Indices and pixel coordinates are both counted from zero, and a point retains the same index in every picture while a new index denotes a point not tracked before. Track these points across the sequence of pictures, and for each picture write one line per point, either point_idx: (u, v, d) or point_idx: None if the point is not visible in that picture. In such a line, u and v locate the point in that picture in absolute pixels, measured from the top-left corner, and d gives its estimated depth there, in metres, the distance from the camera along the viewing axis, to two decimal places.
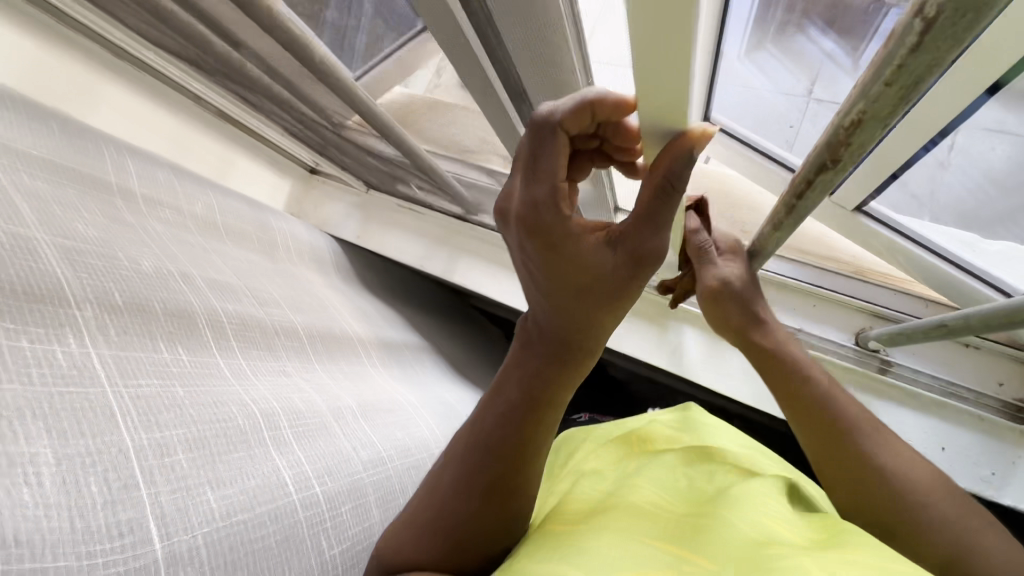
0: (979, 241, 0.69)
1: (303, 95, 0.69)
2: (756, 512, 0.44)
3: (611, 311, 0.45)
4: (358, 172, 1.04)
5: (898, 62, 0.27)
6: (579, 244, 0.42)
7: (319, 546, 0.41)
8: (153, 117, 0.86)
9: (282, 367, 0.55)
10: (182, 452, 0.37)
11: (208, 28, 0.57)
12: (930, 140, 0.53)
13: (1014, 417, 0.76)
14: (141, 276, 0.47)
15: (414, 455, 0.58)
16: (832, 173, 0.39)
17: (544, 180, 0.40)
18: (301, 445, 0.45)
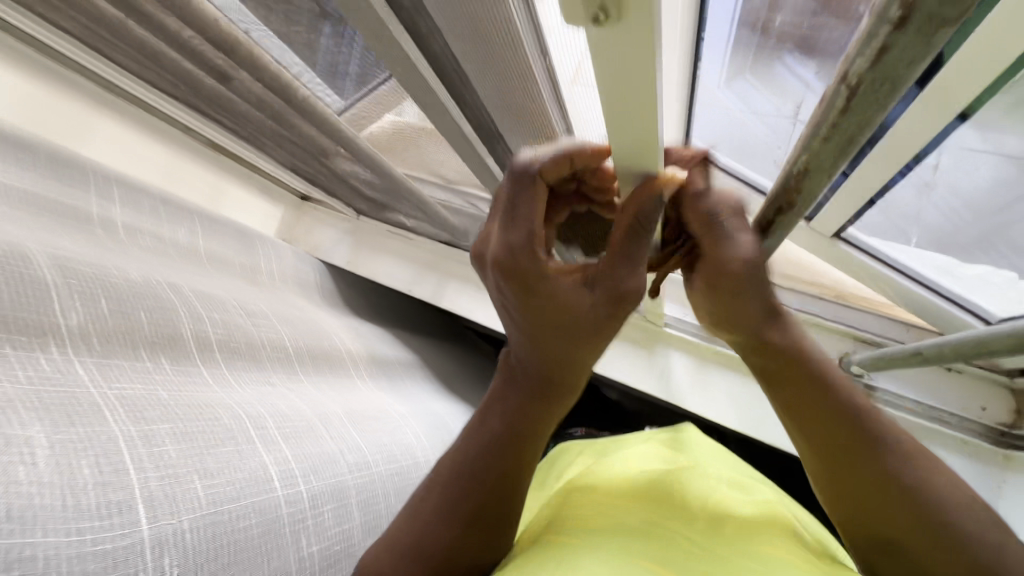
0: (956, 266, 0.70)
1: (288, 127, 0.72)
2: (754, 544, 0.44)
3: (588, 346, 0.48)
4: (348, 200, 1.08)
5: (832, 121, 0.31)
6: (553, 281, 0.45)
7: (299, 542, 0.42)
8: (148, 150, 0.90)
9: (268, 379, 0.56)
10: (170, 443, 0.38)
11: (197, 66, 0.61)
12: (907, 164, 0.55)
13: (998, 441, 0.77)
14: (129, 284, 0.49)
15: (397, 459, 0.59)
16: (787, 220, 0.43)
17: (519, 225, 0.44)
18: (290, 444, 0.46)
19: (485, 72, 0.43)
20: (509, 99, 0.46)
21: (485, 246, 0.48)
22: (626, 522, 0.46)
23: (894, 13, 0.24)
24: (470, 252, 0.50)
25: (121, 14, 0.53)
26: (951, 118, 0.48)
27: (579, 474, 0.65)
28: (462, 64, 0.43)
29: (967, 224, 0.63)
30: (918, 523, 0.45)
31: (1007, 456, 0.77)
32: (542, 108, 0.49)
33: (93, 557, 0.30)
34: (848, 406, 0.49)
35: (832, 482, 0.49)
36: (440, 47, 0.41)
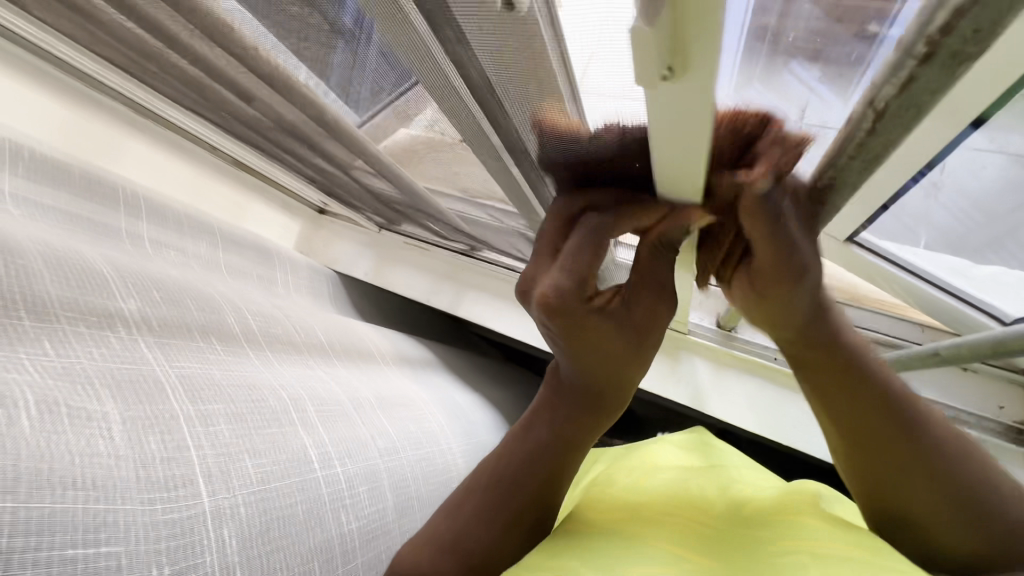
0: (969, 267, 0.71)
1: (311, 143, 0.75)
2: (788, 519, 0.46)
3: (628, 363, 0.53)
4: (365, 212, 1.11)
5: (859, 139, 0.31)
6: (596, 317, 0.50)
7: (339, 518, 0.44)
8: (172, 167, 0.94)
9: (306, 361, 0.59)
10: (224, 422, 0.40)
11: (225, 89, 0.64)
12: (920, 170, 0.57)
13: (1017, 439, 0.77)
14: (174, 283, 0.52)
15: (425, 447, 0.61)
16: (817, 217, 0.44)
17: (571, 271, 0.49)
18: (325, 427, 0.48)
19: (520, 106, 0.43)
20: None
21: (530, 282, 0.52)
22: (652, 512, 0.49)
23: (919, 49, 0.24)
24: (517, 286, 0.53)
25: (158, 43, 0.56)
26: (963, 126, 0.49)
27: (604, 468, 0.69)
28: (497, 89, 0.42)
29: (978, 229, 0.64)
30: (944, 508, 0.48)
31: None
32: None
33: (165, 523, 0.32)
34: (891, 401, 0.51)
35: (862, 468, 0.52)
36: (480, 73, 0.41)
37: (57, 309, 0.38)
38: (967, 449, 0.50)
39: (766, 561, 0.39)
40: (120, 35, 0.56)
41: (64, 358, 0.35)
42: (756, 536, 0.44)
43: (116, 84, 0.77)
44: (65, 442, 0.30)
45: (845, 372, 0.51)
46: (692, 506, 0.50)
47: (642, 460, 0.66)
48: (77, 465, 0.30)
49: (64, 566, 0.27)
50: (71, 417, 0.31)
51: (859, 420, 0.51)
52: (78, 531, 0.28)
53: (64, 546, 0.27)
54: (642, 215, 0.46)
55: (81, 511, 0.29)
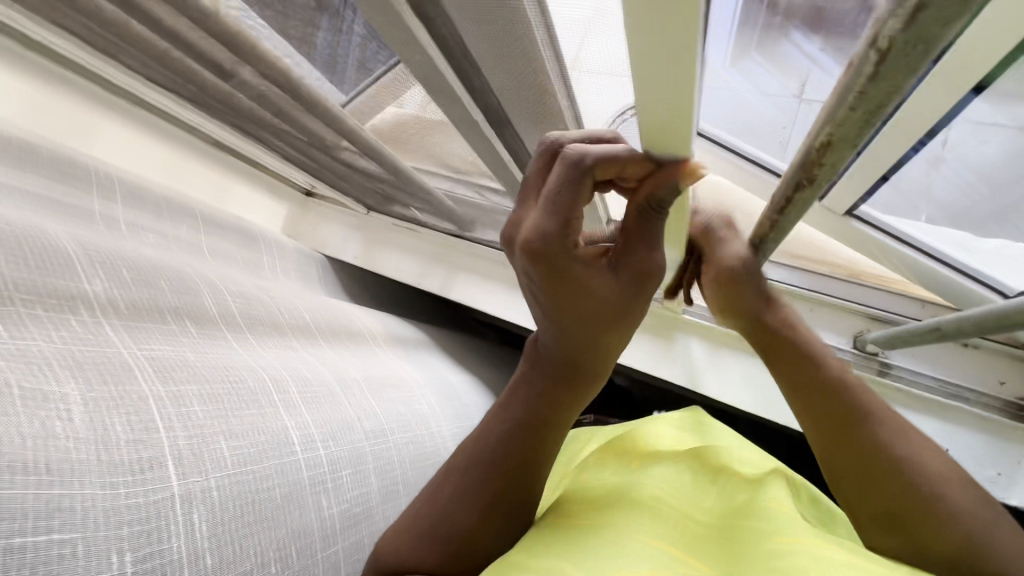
0: (972, 241, 0.69)
1: (290, 123, 0.73)
2: (759, 504, 0.48)
3: (612, 331, 0.48)
4: (353, 194, 1.09)
5: (858, 89, 0.27)
6: (581, 271, 0.45)
7: (318, 503, 0.43)
8: (150, 149, 0.91)
9: (290, 344, 0.58)
10: (197, 404, 0.39)
11: (197, 64, 0.62)
12: (919, 140, 0.55)
13: (1015, 415, 0.77)
14: (148, 261, 0.51)
15: (412, 428, 0.60)
16: (809, 192, 0.39)
17: (554, 212, 0.43)
18: (309, 409, 0.48)
19: (502, 66, 0.45)
20: (518, 91, 0.49)
21: (514, 229, 0.47)
22: (641, 499, 0.48)
23: None
24: (502, 234, 0.48)
25: (120, 13, 0.53)
26: (965, 92, 0.47)
27: (589, 456, 0.66)
28: (473, 49, 0.44)
29: (983, 200, 0.62)
30: (916, 514, 0.49)
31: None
32: (552, 94, 0.49)
33: (128, 509, 0.31)
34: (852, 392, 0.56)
35: (834, 455, 0.55)
36: (453, 32, 0.43)
37: (12, 293, 0.36)
38: (929, 457, 0.52)
39: (757, 550, 0.40)
40: (80, 6, 0.53)
41: (17, 339, 0.33)
42: (755, 537, 0.42)
43: (89, 61, 0.75)
44: (17, 425, 0.29)
45: (805, 360, 0.58)
46: (680, 501, 0.49)
47: (624, 445, 0.64)
48: (30, 449, 0.28)
49: (12, 555, 0.26)
50: (25, 398, 0.30)
51: (818, 398, 0.56)
52: (30, 518, 0.27)
53: (12, 534, 0.26)
54: (632, 158, 0.40)
55: (35, 498, 0.27)
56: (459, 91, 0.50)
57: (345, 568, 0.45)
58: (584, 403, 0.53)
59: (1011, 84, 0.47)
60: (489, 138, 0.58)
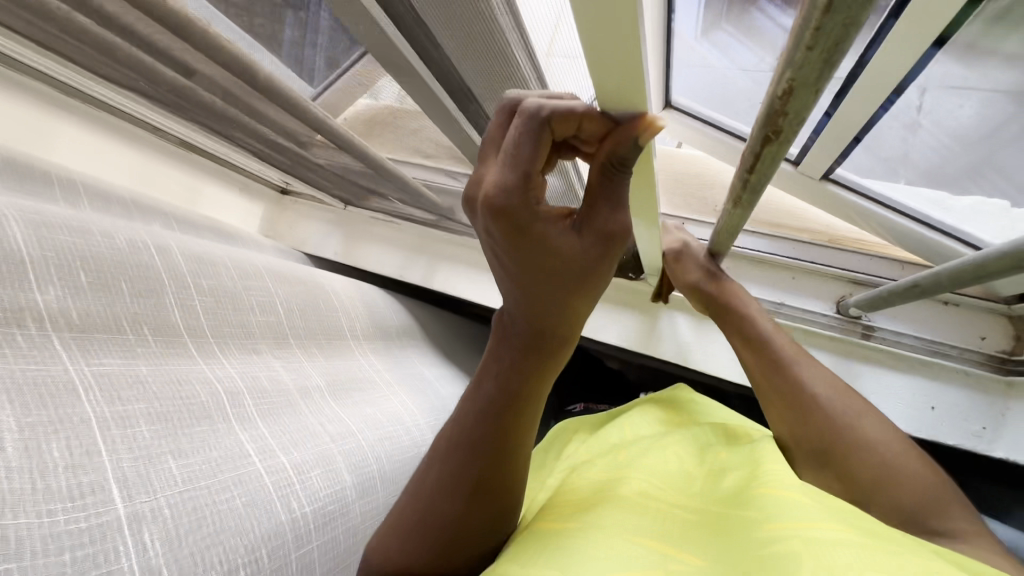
0: (947, 198, 0.69)
1: (256, 116, 0.70)
2: (750, 491, 0.45)
3: (581, 295, 0.45)
4: (330, 189, 1.06)
5: (814, 25, 0.25)
6: (546, 230, 0.41)
7: (287, 505, 0.47)
8: (114, 151, 0.87)
9: (255, 346, 0.62)
10: (143, 424, 0.43)
11: (152, 58, 0.59)
12: (886, 98, 0.54)
13: (1000, 368, 0.77)
14: (113, 249, 0.51)
15: (388, 429, 0.66)
16: (777, 145, 0.37)
17: (513, 166, 0.39)
18: (264, 422, 0.53)
19: (455, 32, 0.43)
20: (481, 57, 0.47)
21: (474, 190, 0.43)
22: (629, 496, 0.47)
23: None
24: (463, 196, 0.44)
25: (65, 6, 0.50)
26: (927, 46, 0.47)
27: (574, 455, 0.66)
28: (425, 18, 0.42)
29: (954, 155, 0.61)
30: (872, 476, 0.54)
31: (1008, 383, 0.77)
32: (512, 57, 0.47)
33: (69, 534, 0.33)
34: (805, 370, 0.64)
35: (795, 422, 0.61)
36: (401, 1, 0.41)
37: None
38: (884, 431, 0.58)
39: (747, 537, 0.39)
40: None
41: None
42: (750, 517, 0.42)
43: (37, 62, 0.70)
44: None
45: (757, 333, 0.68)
46: (667, 491, 0.49)
47: (608, 442, 0.64)
48: None
49: None
50: None
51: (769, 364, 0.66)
52: None
53: None
54: (588, 113, 0.36)
55: None
56: (416, 65, 0.49)
57: (320, 566, 0.48)
58: (557, 370, 0.51)
59: (976, 30, 0.46)
60: (453, 112, 0.57)
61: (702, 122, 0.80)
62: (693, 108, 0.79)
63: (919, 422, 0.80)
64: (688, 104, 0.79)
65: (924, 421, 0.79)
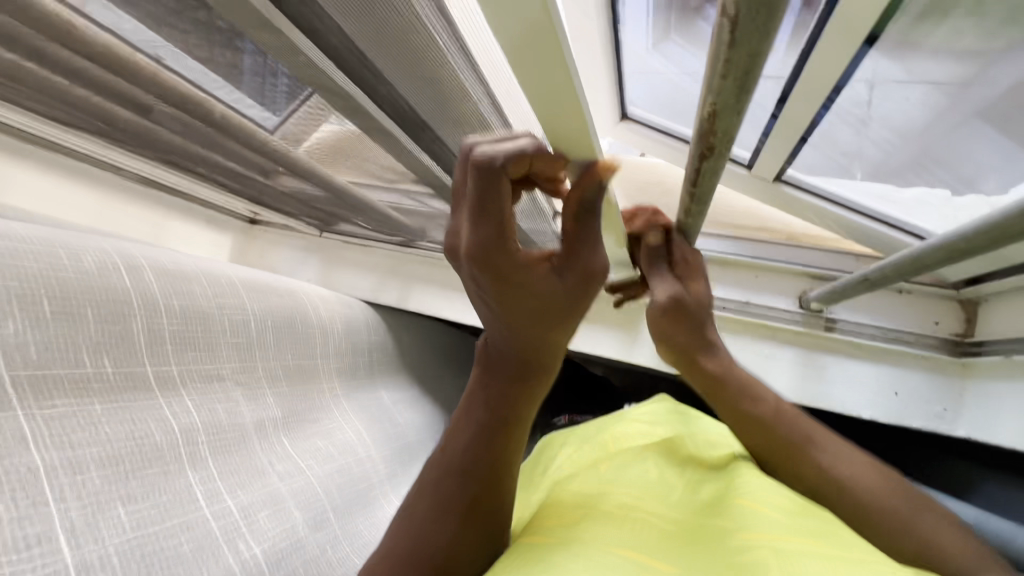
0: (892, 193, 0.73)
1: (217, 149, 0.71)
2: (726, 501, 0.48)
3: (565, 328, 0.48)
4: (297, 216, 1.06)
5: (724, 56, 0.27)
6: (530, 274, 0.44)
7: (236, 549, 0.53)
8: (76, 196, 0.86)
9: (217, 371, 0.63)
10: (94, 469, 0.46)
11: (107, 102, 0.59)
12: (828, 96, 0.57)
13: (956, 351, 0.80)
14: (79, 277, 0.50)
15: (340, 462, 0.72)
16: (713, 161, 0.39)
17: (485, 217, 0.41)
18: (216, 461, 0.57)
19: (401, 66, 0.44)
20: (431, 91, 0.47)
21: (456, 239, 0.45)
22: (613, 510, 0.48)
23: None
24: (443, 247, 0.47)
25: (15, 59, 0.50)
26: (858, 45, 0.50)
27: (561, 468, 0.67)
28: (369, 54, 0.42)
29: (897, 150, 0.64)
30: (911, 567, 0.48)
31: (963, 364, 0.80)
32: (458, 89, 0.48)
33: None
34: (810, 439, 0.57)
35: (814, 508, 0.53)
36: (340, 38, 0.41)
37: None
38: (913, 504, 0.52)
39: (723, 546, 0.41)
40: None
41: None
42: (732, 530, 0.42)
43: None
44: None
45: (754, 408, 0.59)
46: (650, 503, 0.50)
47: (593, 457, 0.66)
48: None
49: None
50: None
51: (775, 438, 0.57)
52: None
53: None
54: (538, 151, 0.38)
55: None
56: (363, 101, 0.50)
57: None
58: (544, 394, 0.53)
59: (901, 32, 0.49)
60: (407, 142, 0.58)
61: (658, 132, 0.83)
62: (649, 118, 0.82)
63: (883, 407, 0.83)
64: (641, 113, 0.82)
65: (889, 406, 0.83)
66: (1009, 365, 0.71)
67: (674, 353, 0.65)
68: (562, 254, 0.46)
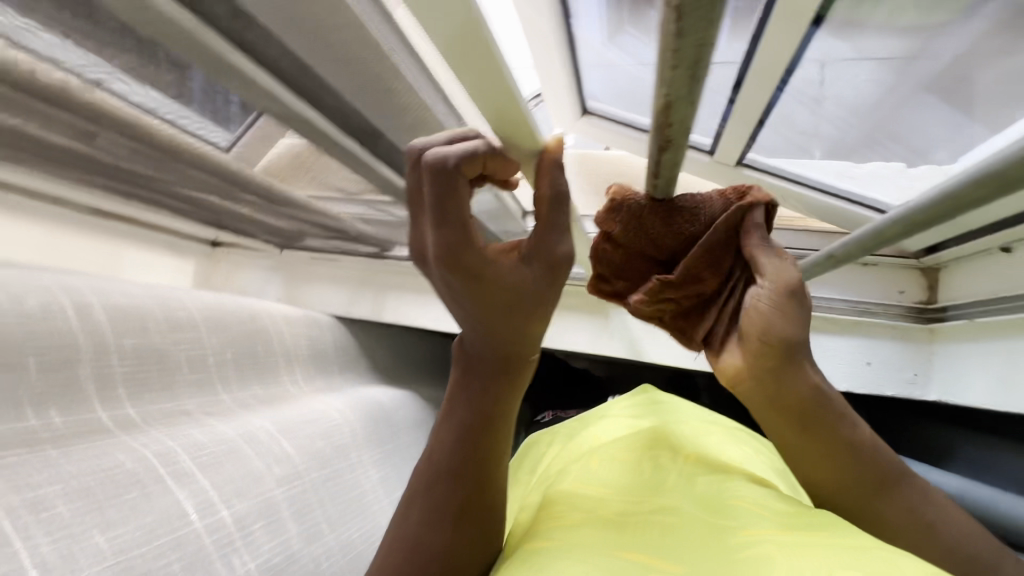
0: (849, 169, 0.75)
1: (167, 172, 0.67)
2: (725, 500, 0.47)
3: (538, 320, 0.47)
4: (261, 235, 1.03)
5: (672, 46, 0.27)
6: (500, 270, 0.43)
7: (229, 563, 0.49)
8: (18, 231, 0.81)
9: (181, 408, 0.61)
10: (61, 503, 0.42)
11: (40, 130, 0.55)
12: (781, 79, 0.58)
13: (918, 317, 0.82)
14: (20, 324, 0.50)
15: (336, 468, 0.69)
16: (672, 152, 0.39)
17: (446, 221, 0.40)
18: (204, 474, 0.53)
19: (349, 74, 0.43)
20: (381, 97, 0.46)
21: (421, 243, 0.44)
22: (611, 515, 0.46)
23: None
24: (411, 253, 0.45)
25: None
26: (806, 26, 0.51)
27: (550, 467, 0.66)
28: (313, 64, 0.41)
29: (851, 128, 0.65)
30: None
31: (930, 330, 0.83)
32: (413, 99, 0.48)
33: None
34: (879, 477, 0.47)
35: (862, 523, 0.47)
36: (279, 49, 0.40)
37: None
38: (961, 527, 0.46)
39: (724, 542, 0.40)
40: None
41: None
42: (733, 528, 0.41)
43: None
44: None
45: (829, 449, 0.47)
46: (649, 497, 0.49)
47: (581, 451, 0.65)
48: None
49: None
50: None
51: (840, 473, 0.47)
52: None
53: None
54: (489, 152, 0.40)
55: None
56: (310, 112, 0.48)
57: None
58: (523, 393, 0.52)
59: (846, 12, 0.50)
60: (365, 154, 0.56)
61: (617, 122, 0.83)
62: (608, 111, 0.83)
63: (858, 377, 0.86)
64: (599, 107, 0.83)
65: (863, 376, 0.86)
66: (973, 327, 0.73)
67: (768, 351, 0.48)
68: (529, 242, 0.46)
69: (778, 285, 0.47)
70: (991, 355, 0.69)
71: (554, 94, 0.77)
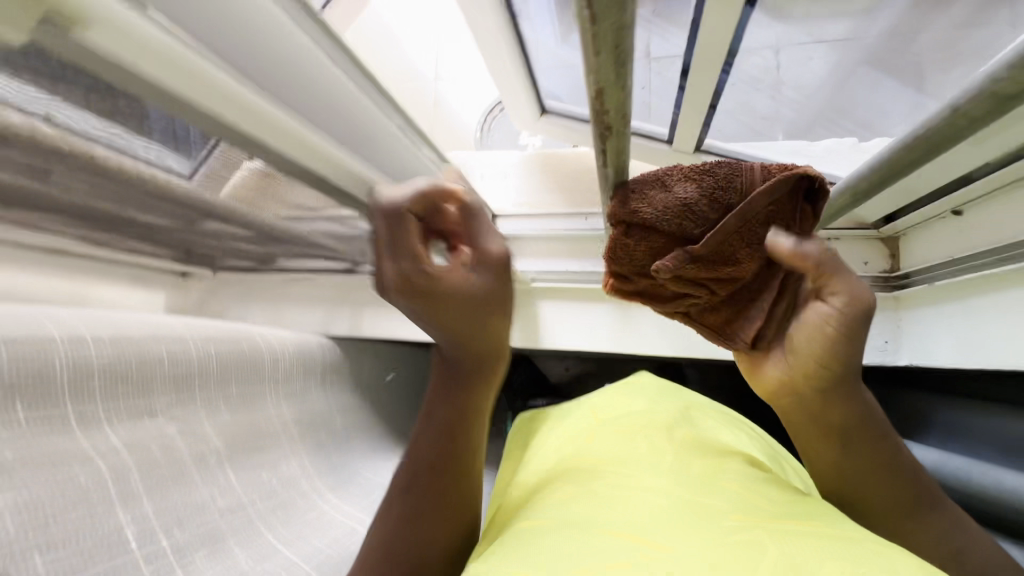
0: (806, 146, 0.76)
1: (125, 208, 0.67)
2: (716, 482, 0.47)
3: (498, 319, 0.49)
4: (230, 262, 1.02)
5: (589, 33, 0.27)
6: (455, 283, 0.45)
7: None
8: None
9: (150, 410, 0.61)
10: (9, 517, 0.44)
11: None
12: (724, 63, 0.59)
13: (886, 286, 0.84)
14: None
15: (283, 496, 0.69)
16: (615, 139, 0.39)
17: (403, 256, 0.42)
18: (150, 497, 0.55)
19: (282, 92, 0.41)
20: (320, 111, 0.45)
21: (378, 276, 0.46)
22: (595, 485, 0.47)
23: None
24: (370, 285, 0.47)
25: None
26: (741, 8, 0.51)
27: (536, 450, 0.68)
28: None
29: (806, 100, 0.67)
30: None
31: (895, 297, 0.85)
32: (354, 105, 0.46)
33: None
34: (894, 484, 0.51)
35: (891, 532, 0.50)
36: None
37: None
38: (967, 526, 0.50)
39: (710, 521, 0.40)
40: None
41: None
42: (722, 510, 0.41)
43: None
44: None
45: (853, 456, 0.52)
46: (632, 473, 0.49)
47: (566, 433, 0.66)
48: None
49: None
50: None
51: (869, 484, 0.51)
52: None
53: None
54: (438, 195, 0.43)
55: None
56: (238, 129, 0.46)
57: None
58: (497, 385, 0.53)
59: None
60: None
61: (572, 119, 0.81)
62: (569, 110, 0.80)
63: None
64: (558, 106, 0.81)
65: None
66: (932, 292, 0.76)
67: (821, 369, 0.51)
68: (471, 253, 0.46)
69: (847, 306, 0.48)
70: (953, 315, 0.71)
71: (510, 96, 0.78)
